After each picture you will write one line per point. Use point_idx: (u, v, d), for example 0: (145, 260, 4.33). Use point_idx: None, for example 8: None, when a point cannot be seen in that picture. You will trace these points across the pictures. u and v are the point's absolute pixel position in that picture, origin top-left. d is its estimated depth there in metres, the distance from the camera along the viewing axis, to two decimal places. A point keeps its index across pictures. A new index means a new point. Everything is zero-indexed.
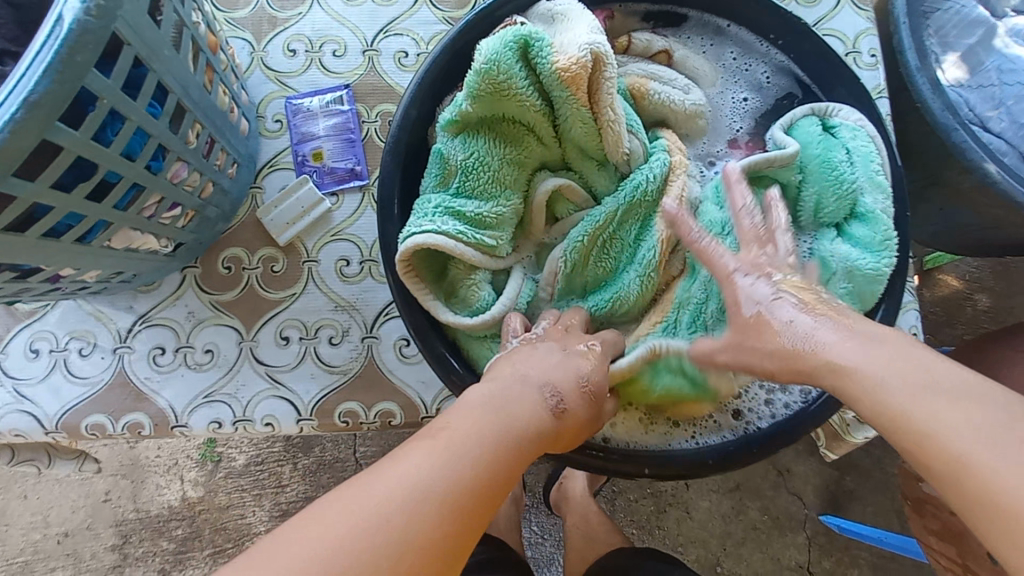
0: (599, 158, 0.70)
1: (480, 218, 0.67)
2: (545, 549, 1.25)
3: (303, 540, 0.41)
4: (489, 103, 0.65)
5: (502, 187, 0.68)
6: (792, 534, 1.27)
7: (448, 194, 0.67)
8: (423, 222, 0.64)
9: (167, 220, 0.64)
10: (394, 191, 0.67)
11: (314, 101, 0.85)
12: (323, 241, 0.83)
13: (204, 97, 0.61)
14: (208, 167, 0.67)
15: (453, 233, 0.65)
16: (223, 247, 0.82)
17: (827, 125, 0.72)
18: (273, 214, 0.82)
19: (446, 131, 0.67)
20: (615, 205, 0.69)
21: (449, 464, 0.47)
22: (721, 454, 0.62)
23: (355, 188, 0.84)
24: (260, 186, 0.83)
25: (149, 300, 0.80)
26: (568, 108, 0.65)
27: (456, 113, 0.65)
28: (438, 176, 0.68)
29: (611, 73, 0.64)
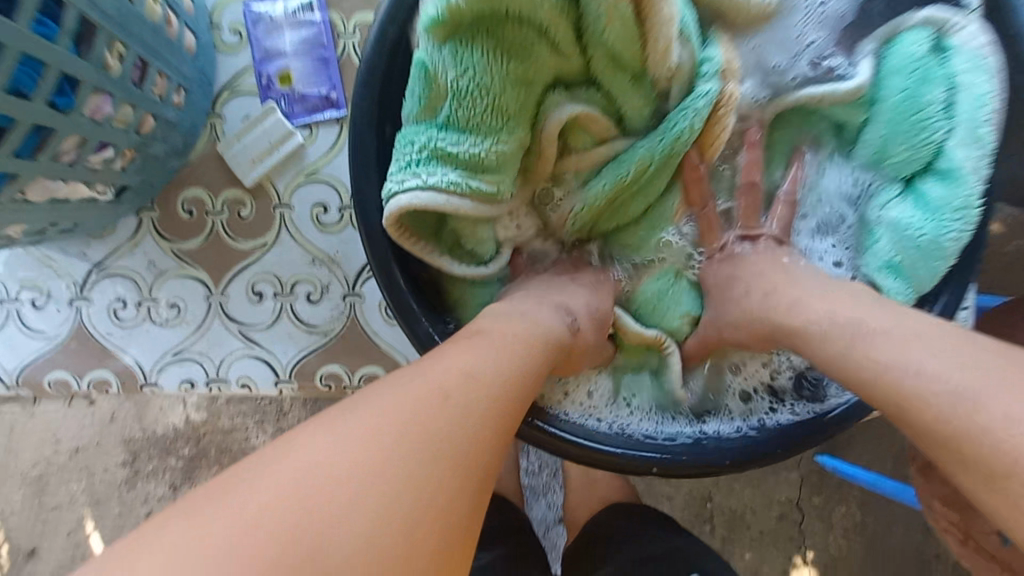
0: (635, 70, 0.54)
1: (475, 160, 0.53)
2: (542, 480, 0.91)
3: (335, 425, 0.34)
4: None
5: (506, 117, 0.52)
6: None
7: (436, 125, 0.53)
8: (407, 174, 0.53)
9: (98, 164, 0.54)
10: (373, 133, 0.55)
11: (278, 7, 0.70)
12: (296, 182, 0.71)
13: (124, 9, 0.48)
14: (145, 96, 0.55)
15: (444, 185, 0.52)
16: (183, 186, 0.71)
17: (939, 47, 0.56)
18: (237, 148, 0.71)
19: (430, 34, 0.50)
20: (655, 150, 0.55)
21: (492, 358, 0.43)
22: (740, 458, 0.55)
23: (331, 119, 0.71)
24: (219, 114, 0.71)
25: (103, 247, 0.71)
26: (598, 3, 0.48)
27: (445, 8, 0.47)
28: (423, 99, 0.52)
29: None
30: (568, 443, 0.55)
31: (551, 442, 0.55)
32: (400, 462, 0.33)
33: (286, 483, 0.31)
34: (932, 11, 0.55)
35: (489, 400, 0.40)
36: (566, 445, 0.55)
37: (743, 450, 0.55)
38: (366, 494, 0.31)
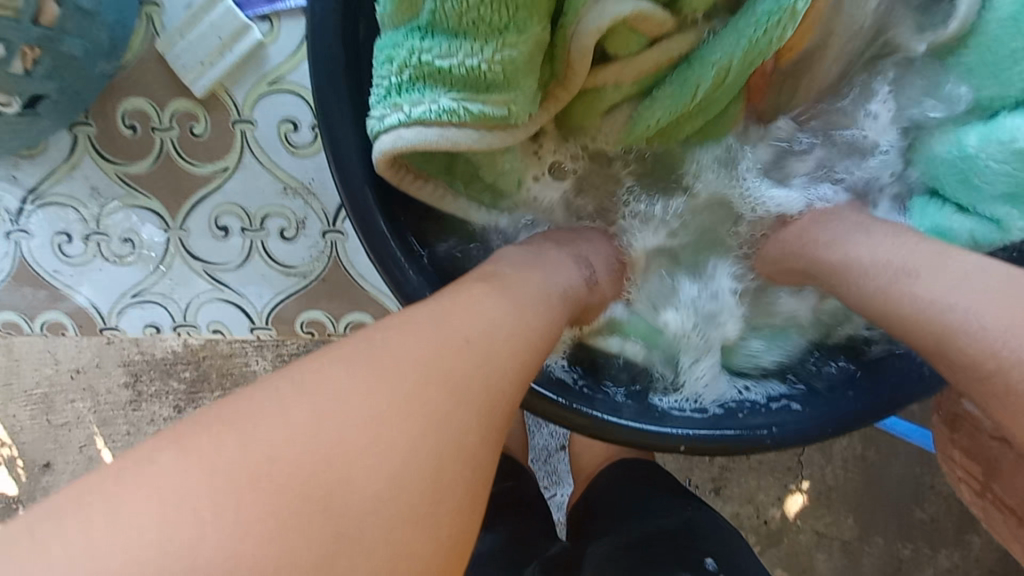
0: None
1: (475, 75, 0.40)
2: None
3: (330, 370, 0.28)
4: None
5: (511, 7, 0.38)
6: None
7: (418, 31, 0.40)
8: (390, 107, 0.41)
9: None
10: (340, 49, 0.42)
11: None
12: (257, 93, 0.58)
13: None
14: None
15: (437, 114, 0.40)
16: (121, 95, 0.58)
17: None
18: (181, 47, 0.57)
19: None
20: (733, 53, 0.42)
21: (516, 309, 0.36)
22: (789, 437, 0.46)
23: (296, 10, 0.57)
24: (156, 1, 0.57)
25: (35, 169, 0.60)
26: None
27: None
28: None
29: None
30: (585, 419, 0.46)
31: (566, 417, 0.46)
32: (420, 408, 0.28)
33: (283, 425, 0.26)
34: None
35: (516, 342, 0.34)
36: (581, 420, 0.46)
37: (790, 426, 0.47)
38: (367, 451, 0.26)
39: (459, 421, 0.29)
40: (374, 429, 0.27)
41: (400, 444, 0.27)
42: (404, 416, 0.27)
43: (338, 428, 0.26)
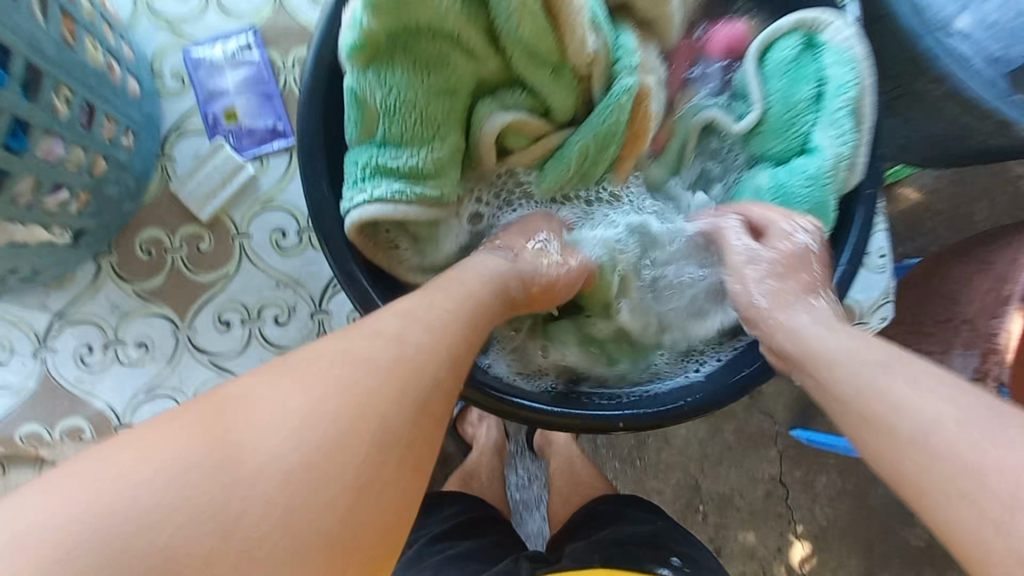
0: (553, 62, 0.58)
1: (416, 168, 0.58)
2: (531, 492, 1.00)
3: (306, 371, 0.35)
4: (404, 9, 0.52)
5: (435, 126, 0.58)
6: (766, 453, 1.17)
7: (375, 143, 0.57)
8: (356, 192, 0.57)
9: (54, 207, 0.56)
10: (317, 152, 0.58)
11: (216, 50, 0.74)
12: (253, 212, 0.75)
13: (67, 55, 0.51)
14: (95, 140, 0.57)
15: (391, 195, 0.57)
16: (139, 228, 0.73)
17: (813, 42, 0.63)
18: (190, 186, 0.73)
19: (352, 62, 0.54)
20: (591, 134, 0.61)
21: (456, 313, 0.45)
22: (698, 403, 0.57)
23: (280, 149, 0.75)
24: (169, 156, 0.74)
25: (63, 295, 0.72)
26: (507, 14, 0.54)
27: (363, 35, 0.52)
28: (359, 122, 0.57)
29: None
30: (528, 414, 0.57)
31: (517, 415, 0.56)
32: (371, 409, 0.34)
33: (266, 415, 0.32)
34: (800, 16, 0.63)
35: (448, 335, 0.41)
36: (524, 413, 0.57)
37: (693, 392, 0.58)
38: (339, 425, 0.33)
39: (404, 408, 0.35)
40: (333, 435, 0.32)
41: (358, 437, 0.33)
42: (355, 417, 0.33)
43: (300, 434, 0.31)
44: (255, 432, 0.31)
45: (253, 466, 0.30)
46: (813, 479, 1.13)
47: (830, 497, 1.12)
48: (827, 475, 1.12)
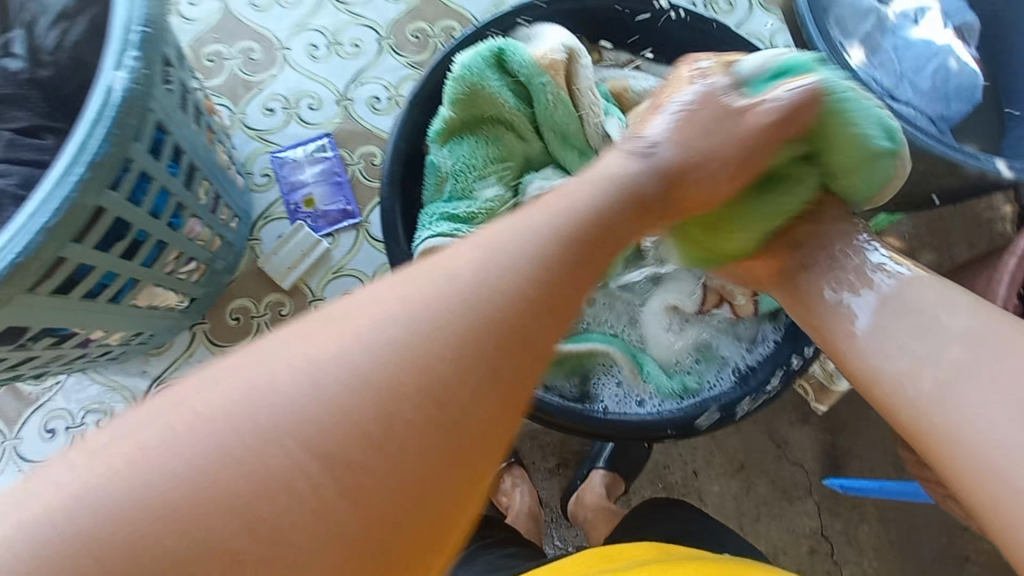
0: (582, 146, 0.74)
1: (472, 216, 0.71)
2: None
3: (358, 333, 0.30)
4: (473, 102, 0.70)
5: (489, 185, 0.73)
6: (801, 500, 1.19)
7: (443, 199, 0.72)
8: (423, 232, 0.69)
9: (184, 275, 0.67)
10: (396, 209, 0.70)
11: (298, 151, 0.91)
12: (327, 279, 0.87)
13: (208, 156, 0.66)
14: (215, 221, 0.71)
15: (449, 233, 0.68)
16: (230, 299, 0.85)
17: None
18: (274, 260, 0.86)
19: (435, 141, 0.72)
20: None
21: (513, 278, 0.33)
22: (728, 407, 0.67)
23: (350, 226, 0.89)
24: (257, 237, 0.87)
25: (161, 361, 0.81)
26: (548, 104, 0.71)
27: (445, 123, 0.71)
28: (434, 184, 0.72)
29: (585, 65, 0.72)
30: (576, 424, 0.64)
31: (580, 427, 0.64)
32: (521, 304, 0.32)
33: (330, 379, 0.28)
34: None
35: (588, 207, 0.38)
36: (569, 422, 0.64)
37: (725, 401, 0.67)
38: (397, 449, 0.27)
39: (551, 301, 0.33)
40: (490, 341, 0.30)
41: (516, 338, 0.31)
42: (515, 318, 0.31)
43: (457, 341, 0.30)
44: (390, 352, 0.29)
45: (419, 397, 0.28)
46: (856, 533, 1.18)
47: (872, 551, 1.19)
48: (869, 528, 1.19)
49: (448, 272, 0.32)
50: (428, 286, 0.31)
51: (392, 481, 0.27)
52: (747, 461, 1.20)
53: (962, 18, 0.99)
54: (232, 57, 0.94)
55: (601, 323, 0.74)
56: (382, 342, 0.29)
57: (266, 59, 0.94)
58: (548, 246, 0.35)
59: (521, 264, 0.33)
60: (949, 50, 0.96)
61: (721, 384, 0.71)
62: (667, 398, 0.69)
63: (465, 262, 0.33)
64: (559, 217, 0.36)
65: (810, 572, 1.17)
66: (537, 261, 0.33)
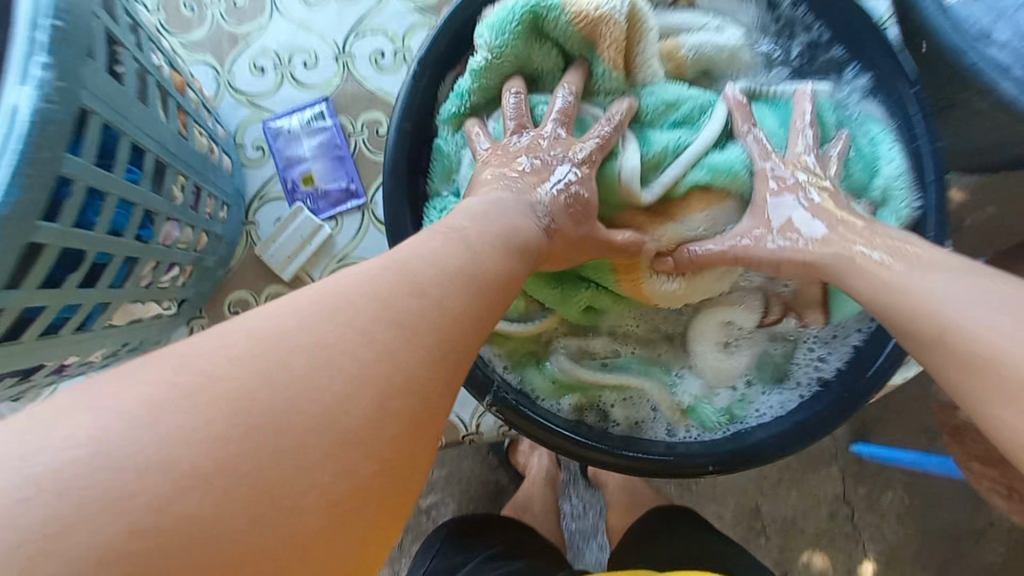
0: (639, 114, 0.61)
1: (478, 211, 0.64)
2: (588, 521, 1.08)
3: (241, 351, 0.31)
4: (509, 61, 0.60)
5: None
6: (826, 468, 1.13)
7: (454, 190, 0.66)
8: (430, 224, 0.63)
9: (166, 282, 0.59)
10: (397, 198, 0.63)
11: (293, 120, 0.79)
12: (331, 269, 0.78)
13: (181, 145, 0.56)
14: (199, 218, 0.62)
15: None
16: (228, 291, 0.77)
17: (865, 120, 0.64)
18: (273, 248, 0.77)
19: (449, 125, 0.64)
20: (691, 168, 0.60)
21: (358, 301, 0.35)
22: (779, 440, 0.58)
23: (354, 208, 0.79)
24: (252, 221, 0.78)
25: None
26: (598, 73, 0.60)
27: (475, 87, 0.61)
28: (445, 171, 0.66)
29: (641, 24, 0.57)
30: (599, 454, 0.58)
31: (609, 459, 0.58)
32: (392, 318, 0.35)
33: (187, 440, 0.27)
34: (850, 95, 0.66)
35: (493, 234, 0.47)
36: (592, 451, 0.58)
37: (777, 433, 0.59)
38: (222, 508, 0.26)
39: (438, 306, 0.38)
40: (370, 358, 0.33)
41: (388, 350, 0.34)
42: (387, 334, 0.34)
43: (349, 362, 0.32)
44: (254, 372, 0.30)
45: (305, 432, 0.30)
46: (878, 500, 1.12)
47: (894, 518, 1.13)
48: (894, 494, 1.13)
49: (311, 293, 0.35)
50: (272, 316, 0.33)
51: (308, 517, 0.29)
52: None
53: None
54: (212, 3, 0.80)
55: (642, 339, 0.64)
56: (240, 376, 0.30)
57: (252, 6, 0.80)
58: (392, 268, 0.39)
59: (384, 283, 0.37)
60: None
61: (779, 412, 0.61)
62: (709, 426, 0.61)
63: (313, 292, 0.35)
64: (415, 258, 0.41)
65: (829, 536, 1.13)
66: (353, 294, 0.36)
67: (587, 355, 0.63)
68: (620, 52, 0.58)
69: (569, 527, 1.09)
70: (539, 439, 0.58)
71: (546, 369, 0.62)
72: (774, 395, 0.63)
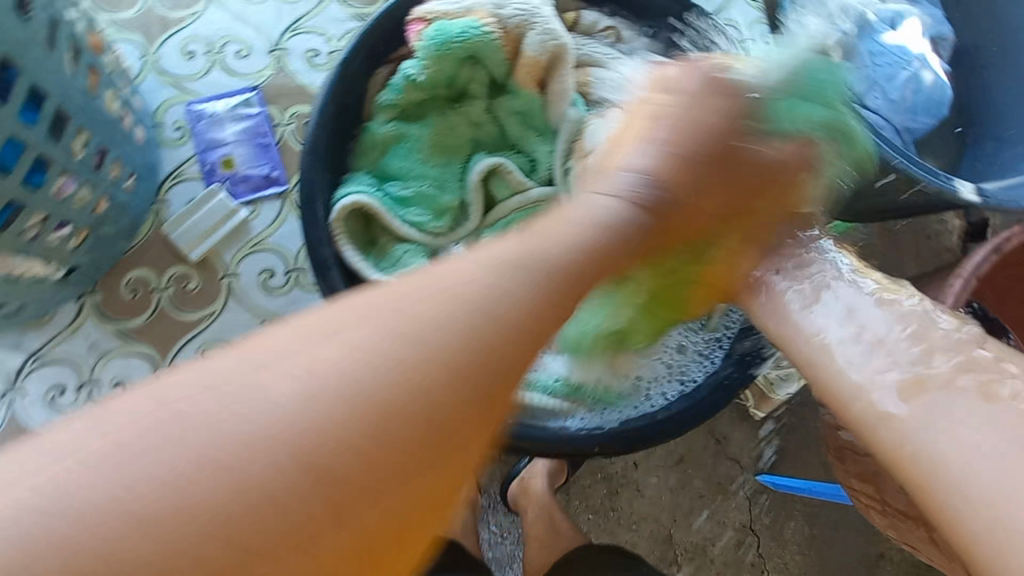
0: (540, 125, 0.70)
1: (402, 196, 0.69)
2: (505, 549, 1.11)
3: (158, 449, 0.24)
4: (447, 65, 0.66)
5: (446, 153, 0.71)
6: (733, 495, 1.15)
7: (378, 174, 0.68)
8: (350, 184, 0.66)
9: (55, 241, 0.57)
10: (317, 166, 0.63)
11: (219, 104, 0.80)
12: (243, 254, 0.77)
13: (88, 102, 0.55)
14: (101, 180, 0.60)
15: (372, 194, 0.66)
16: (127, 269, 0.75)
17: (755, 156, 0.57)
18: (182, 228, 0.76)
19: (381, 114, 0.67)
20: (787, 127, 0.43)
21: (374, 389, 0.26)
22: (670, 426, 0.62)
23: (274, 195, 0.79)
24: (164, 199, 0.77)
25: (41, 335, 0.71)
26: (517, 83, 0.68)
27: (408, 82, 0.66)
28: (370, 153, 0.68)
29: (566, 64, 0.66)
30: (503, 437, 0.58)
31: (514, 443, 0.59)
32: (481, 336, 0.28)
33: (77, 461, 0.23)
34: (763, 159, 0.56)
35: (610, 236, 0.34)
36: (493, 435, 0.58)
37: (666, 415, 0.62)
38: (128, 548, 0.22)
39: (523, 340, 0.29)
40: (476, 392, 0.27)
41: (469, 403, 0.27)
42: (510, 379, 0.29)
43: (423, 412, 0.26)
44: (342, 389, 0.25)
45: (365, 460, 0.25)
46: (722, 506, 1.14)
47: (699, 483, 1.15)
48: (795, 524, 1.16)
49: (390, 305, 0.28)
50: (431, 295, 0.28)
51: (284, 520, 0.23)
52: (687, 455, 1.16)
53: (938, 28, 0.84)
54: None
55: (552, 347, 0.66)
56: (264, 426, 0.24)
57: None
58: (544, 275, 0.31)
59: (519, 317, 0.29)
60: (922, 61, 0.83)
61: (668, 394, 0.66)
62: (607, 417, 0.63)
63: (463, 274, 0.29)
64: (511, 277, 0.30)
65: (736, 564, 1.15)
66: (468, 320, 0.28)
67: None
68: (535, 70, 0.67)
69: (489, 556, 1.12)
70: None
71: None
72: (670, 383, 0.67)
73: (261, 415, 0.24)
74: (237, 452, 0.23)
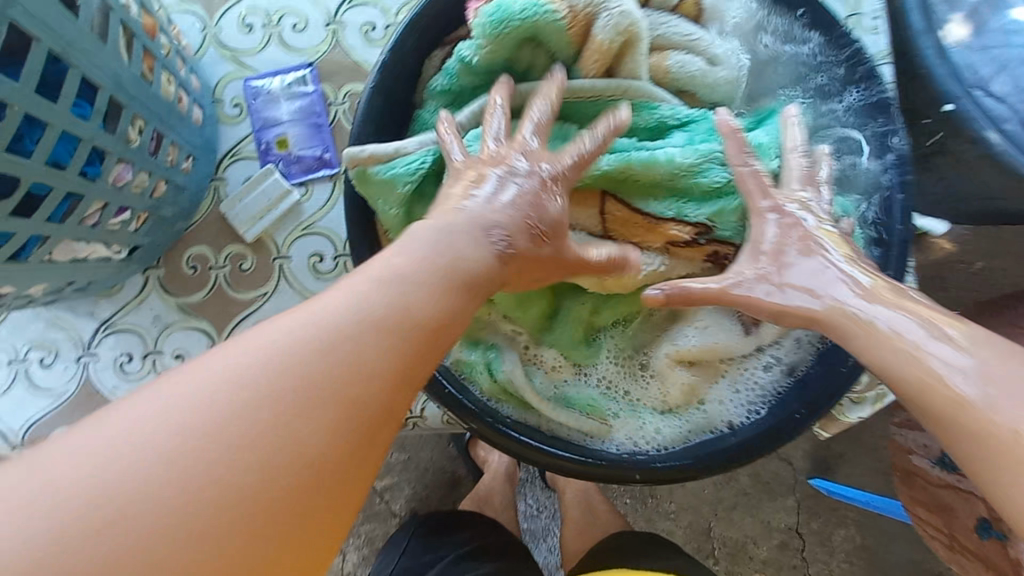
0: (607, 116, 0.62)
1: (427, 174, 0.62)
2: (540, 522, 1.12)
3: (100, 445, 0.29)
4: (504, 48, 0.57)
5: None
6: (782, 496, 1.10)
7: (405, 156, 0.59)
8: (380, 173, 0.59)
9: (115, 225, 0.59)
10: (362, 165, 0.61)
11: (274, 81, 0.78)
12: (294, 236, 0.78)
13: (143, 88, 0.55)
14: (158, 164, 0.61)
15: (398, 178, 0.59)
16: (187, 246, 0.77)
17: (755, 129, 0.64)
18: (238, 207, 0.77)
19: (435, 100, 0.63)
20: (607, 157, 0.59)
21: (225, 413, 0.31)
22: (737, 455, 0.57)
23: (325, 177, 0.78)
24: (221, 177, 0.78)
25: (112, 305, 0.75)
26: (579, 75, 0.60)
27: (462, 65, 0.60)
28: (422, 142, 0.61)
29: (640, 47, 0.58)
30: (546, 458, 0.58)
31: (559, 463, 0.57)
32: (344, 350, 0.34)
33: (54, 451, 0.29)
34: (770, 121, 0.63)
35: (377, 302, 0.37)
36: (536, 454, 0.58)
37: (731, 446, 0.58)
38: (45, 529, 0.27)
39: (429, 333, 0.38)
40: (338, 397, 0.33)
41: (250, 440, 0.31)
42: (361, 410, 0.34)
43: (240, 441, 0.31)
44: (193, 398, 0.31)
45: (209, 466, 0.30)
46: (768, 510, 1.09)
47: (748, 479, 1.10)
48: (846, 532, 1.09)
49: (243, 356, 0.33)
50: (255, 351, 0.33)
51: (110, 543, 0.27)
52: None
53: None
54: None
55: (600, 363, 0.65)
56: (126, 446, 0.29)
57: None
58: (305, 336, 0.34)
59: (306, 382, 0.33)
60: None
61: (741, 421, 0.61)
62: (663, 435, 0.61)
63: (283, 324, 0.35)
64: (289, 327, 0.35)
65: (776, 565, 1.10)
66: (269, 372, 0.33)
67: (539, 375, 0.64)
68: (604, 61, 0.58)
69: (524, 526, 1.12)
70: (498, 445, 0.58)
71: (494, 372, 0.62)
72: (737, 403, 0.62)
73: (141, 435, 0.30)
74: (108, 446, 0.29)
